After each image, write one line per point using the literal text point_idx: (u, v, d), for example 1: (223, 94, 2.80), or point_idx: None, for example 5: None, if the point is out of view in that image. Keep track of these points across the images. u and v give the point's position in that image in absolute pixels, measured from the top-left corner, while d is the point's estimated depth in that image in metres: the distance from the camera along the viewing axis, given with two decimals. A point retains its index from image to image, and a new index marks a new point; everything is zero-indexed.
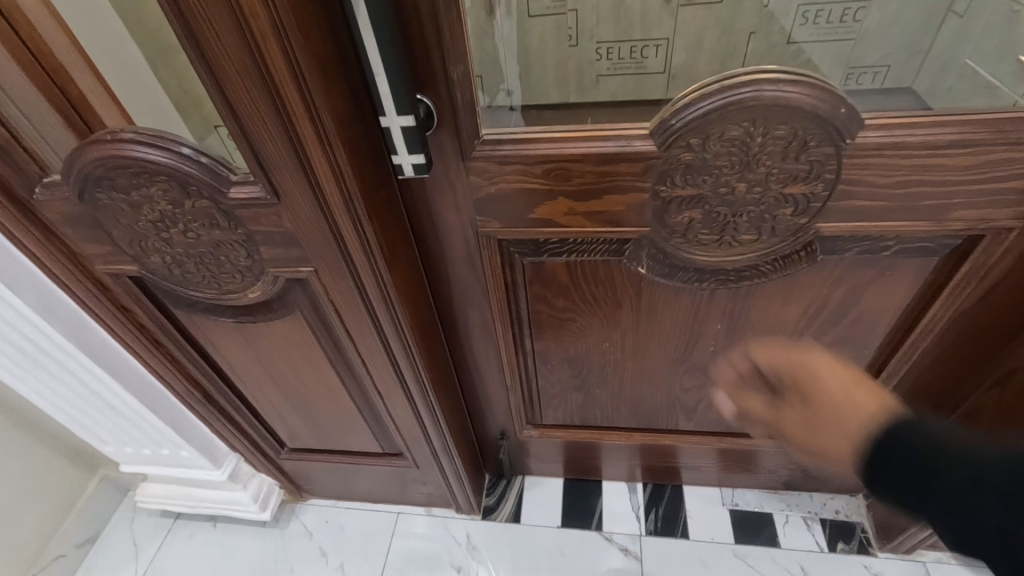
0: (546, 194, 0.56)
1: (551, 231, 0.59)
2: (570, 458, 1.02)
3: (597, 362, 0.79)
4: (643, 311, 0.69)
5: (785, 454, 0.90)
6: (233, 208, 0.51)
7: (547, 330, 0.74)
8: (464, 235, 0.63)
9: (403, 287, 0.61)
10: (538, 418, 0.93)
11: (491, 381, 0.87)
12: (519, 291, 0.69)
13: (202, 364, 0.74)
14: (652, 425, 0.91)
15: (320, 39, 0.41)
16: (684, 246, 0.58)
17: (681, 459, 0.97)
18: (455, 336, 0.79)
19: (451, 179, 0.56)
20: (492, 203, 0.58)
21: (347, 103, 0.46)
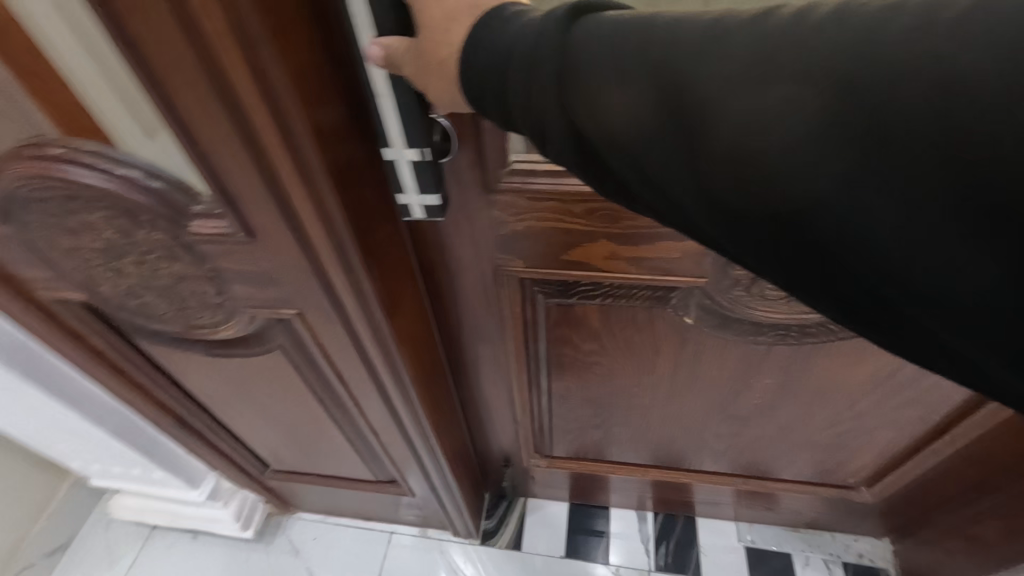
0: (584, 235, 0.47)
1: (586, 275, 0.51)
2: (577, 486, 0.95)
3: (621, 403, 0.72)
4: (682, 359, 0.62)
5: (812, 497, 0.85)
6: (196, 243, 0.41)
7: (569, 370, 0.67)
8: (480, 270, 0.54)
9: (406, 334, 0.51)
10: (547, 449, 0.86)
11: (500, 412, 0.79)
12: (540, 330, 0.60)
13: (173, 391, 0.65)
14: (669, 462, 0.85)
15: (307, 49, 0.30)
16: (747, 301, 0.51)
17: (698, 494, 0.91)
18: (462, 368, 0.70)
19: (470, 212, 0.48)
20: (518, 241, 0.50)
21: (342, 129, 0.35)
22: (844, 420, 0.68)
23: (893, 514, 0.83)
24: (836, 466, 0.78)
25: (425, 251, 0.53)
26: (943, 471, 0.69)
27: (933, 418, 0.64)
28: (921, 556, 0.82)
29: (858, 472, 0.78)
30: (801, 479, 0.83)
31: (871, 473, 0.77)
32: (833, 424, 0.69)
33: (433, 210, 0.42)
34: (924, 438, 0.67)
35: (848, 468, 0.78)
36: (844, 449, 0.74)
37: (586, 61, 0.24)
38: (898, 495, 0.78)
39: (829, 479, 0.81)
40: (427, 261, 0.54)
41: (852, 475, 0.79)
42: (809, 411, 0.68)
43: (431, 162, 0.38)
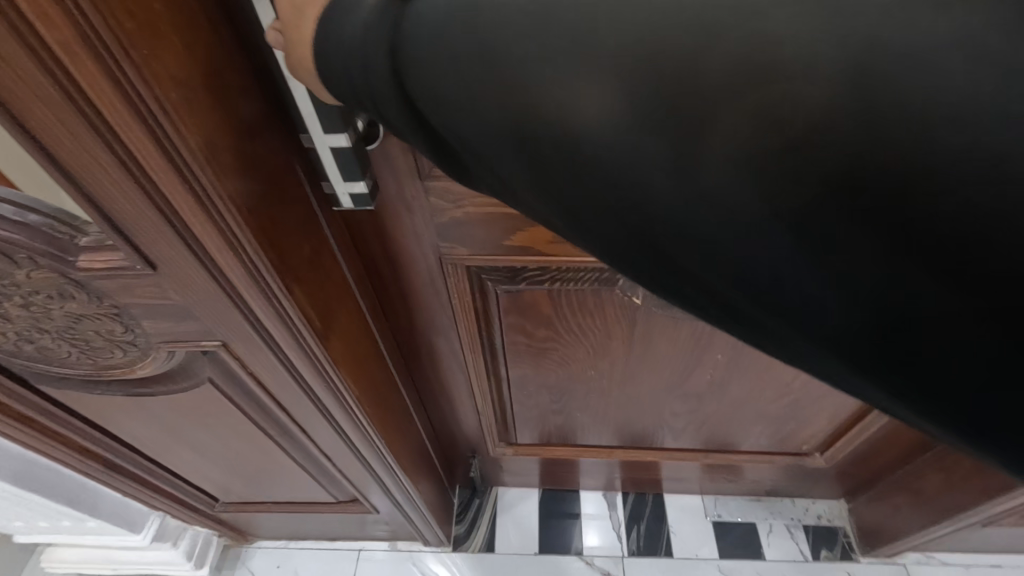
0: (527, 221, 0.45)
1: (533, 260, 0.49)
2: (545, 473, 0.95)
3: (580, 388, 0.72)
4: (636, 340, 0.62)
5: (771, 466, 0.88)
6: (89, 280, 0.36)
7: (526, 359, 0.66)
8: (426, 264, 0.52)
9: (347, 351, 0.48)
10: (513, 437, 0.85)
11: (461, 406, 0.78)
12: (491, 317, 0.59)
13: (96, 435, 0.59)
14: (634, 442, 0.86)
15: (192, 46, 0.26)
16: None
17: (665, 472, 0.93)
18: (418, 360, 0.67)
19: (405, 200, 0.45)
20: (459, 228, 0.47)
21: (246, 133, 0.31)
22: (792, 392, 0.71)
23: (846, 476, 0.87)
24: (791, 433, 0.80)
25: (365, 248, 0.50)
26: (889, 430, 0.72)
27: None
28: (873, 512, 0.86)
29: (811, 439, 0.81)
30: (759, 451, 0.85)
31: (823, 440, 0.81)
32: (785, 397, 0.72)
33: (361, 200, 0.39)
34: (869, 404, 0.70)
35: (801, 436, 0.81)
36: (797, 419, 0.77)
37: (425, 51, 0.21)
38: (850, 456, 0.81)
39: (785, 447, 0.84)
40: (370, 257, 0.51)
41: (806, 443, 0.82)
42: (763, 383, 0.70)
43: (355, 147, 0.35)
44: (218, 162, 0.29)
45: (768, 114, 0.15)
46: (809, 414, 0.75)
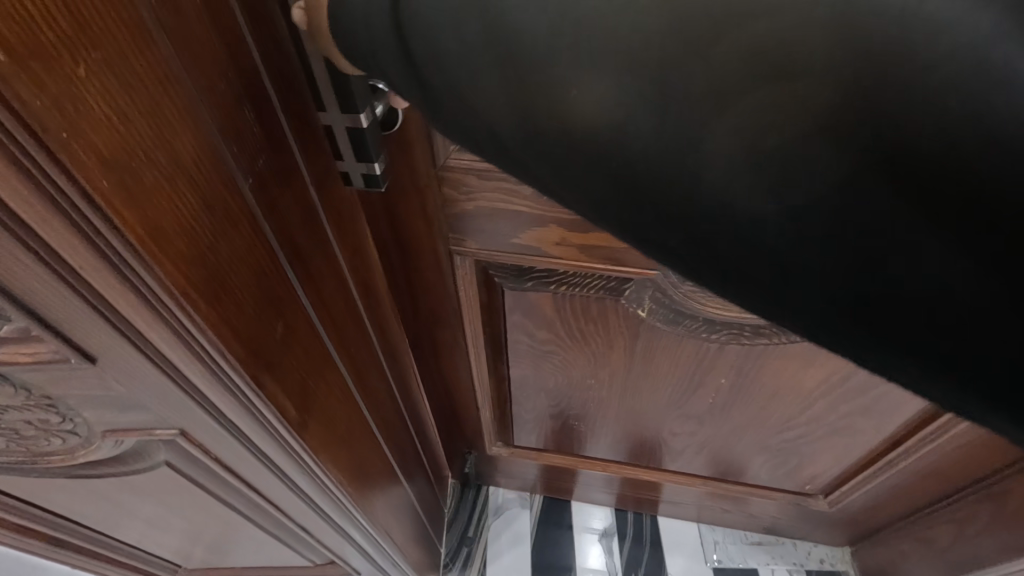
0: (536, 221, 0.53)
1: (541, 259, 0.57)
2: (543, 481, 1.03)
3: (581, 395, 0.79)
4: (637, 354, 0.69)
5: (774, 503, 0.90)
6: (11, 372, 0.30)
7: (526, 360, 0.74)
8: (436, 261, 0.59)
9: (326, 430, 0.42)
10: (511, 438, 0.94)
11: (467, 400, 0.84)
12: (498, 305, 0.66)
13: (32, 512, 0.52)
14: (634, 460, 0.91)
15: (153, 105, 0.22)
16: (699, 296, 0.58)
17: (664, 495, 0.98)
18: (428, 353, 0.74)
19: (419, 185, 0.50)
20: (468, 219, 0.54)
21: (251, 144, 0.29)
22: (797, 427, 0.74)
23: (856, 523, 0.86)
24: (794, 469, 0.82)
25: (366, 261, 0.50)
26: (902, 481, 0.72)
27: (886, 428, 0.68)
28: (882, 558, 0.86)
29: (812, 479, 0.82)
30: (763, 486, 0.88)
31: (827, 482, 0.82)
32: (791, 432, 0.75)
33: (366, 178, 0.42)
34: (882, 450, 0.71)
35: (802, 476, 0.83)
36: (802, 458, 0.79)
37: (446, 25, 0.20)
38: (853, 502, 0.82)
39: (788, 484, 0.85)
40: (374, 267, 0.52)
41: (807, 483, 0.83)
42: (761, 413, 0.74)
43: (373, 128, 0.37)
44: (171, 240, 0.23)
45: (785, 109, 0.16)
46: (812, 451, 0.76)
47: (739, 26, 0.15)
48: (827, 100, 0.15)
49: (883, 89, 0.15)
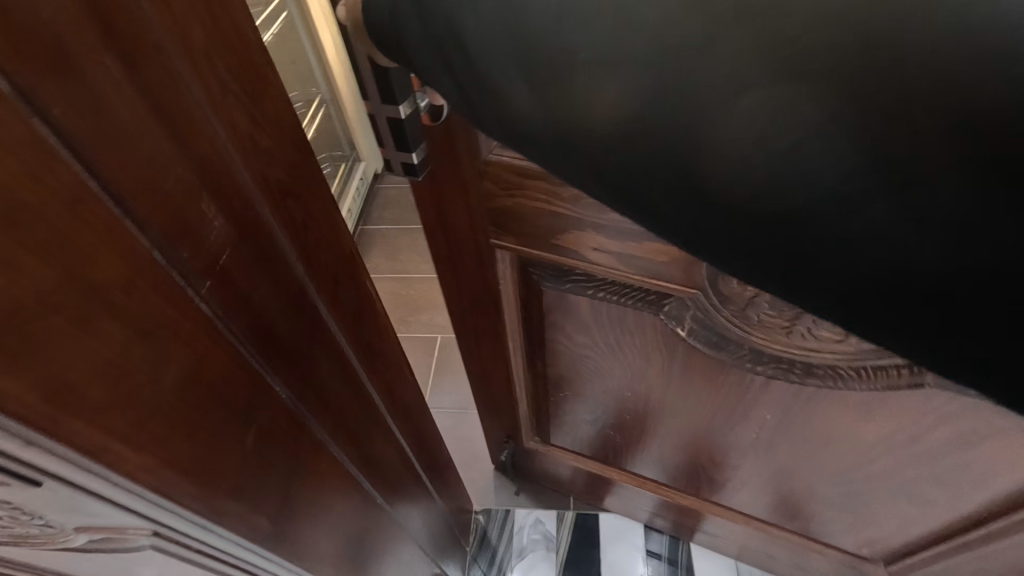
0: (576, 225, 0.59)
1: (579, 262, 0.64)
2: (585, 484, 1.12)
3: (618, 403, 0.86)
4: (674, 373, 0.75)
5: (819, 557, 0.93)
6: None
7: (562, 359, 0.83)
8: (475, 241, 0.68)
9: (309, 524, 0.39)
10: (548, 436, 1.05)
11: (507, 389, 0.94)
12: (538, 299, 0.75)
13: None
14: (674, 482, 0.99)
15: (59, 238, 0.19)
16: (750, 322, 0.61)
17: (704, 524, 1.04)
18: (475, 339, 0.86)
19: (461, 172, 0.60)
20: (510, 214, 0.62)
21: (218, 233, 0.26)
22: (846, 481, 0.75)
23: None
24: (844, 529, 0.83)
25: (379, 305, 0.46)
26: (971, 564, 0.71)
27: (962, 508, 0.66)
28: None
29: (867, 545, 0.83)
30: (807, 535, 0.92)
31: (882, 549, 0.82)
32: (838, 482, 0.76)
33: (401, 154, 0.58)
34: (949, 524, 0.70)
35: (854, 538, 0.84)
36: (858, 521, 0.80)
37: (472, 22, 0.26)
38: (907, 574, 0.82)
39: (839, 544, 0.87)
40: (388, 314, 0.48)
41: (861, 546, 0.84)
42: (811, 447, 0.74)
43: (409, 117, 0.51)
44: (77, 390, 0.21)
45: (781, 103, 0.20)
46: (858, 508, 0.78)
47: (742, 24, 0.19)
48: (831, 94, 0.19)
49: (871, 76, 0.18)
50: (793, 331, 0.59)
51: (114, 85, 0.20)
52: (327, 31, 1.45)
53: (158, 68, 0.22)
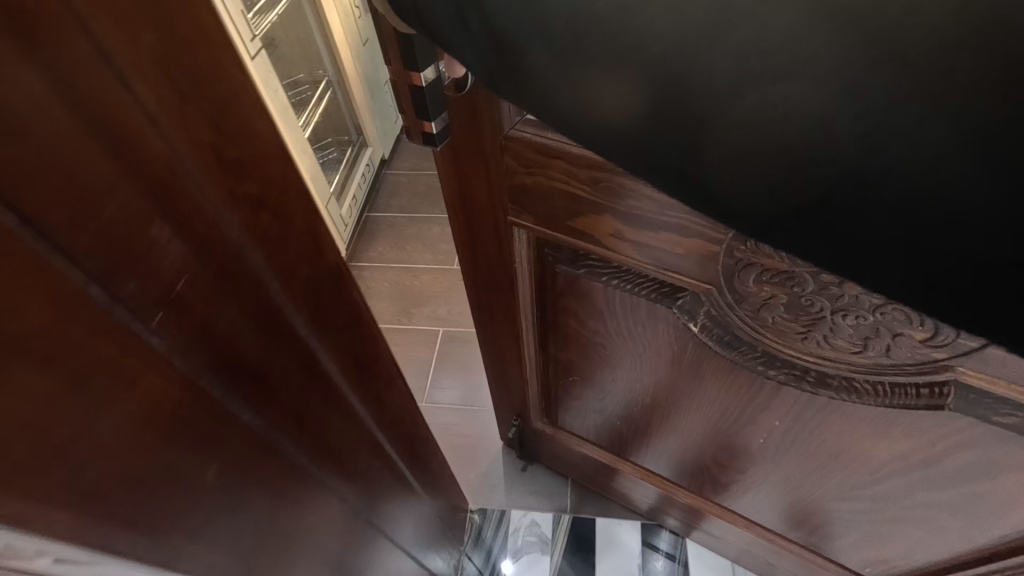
0: (578, 199, 0.84)
1: (589, 243, 0.90)
2: (599, 433, 1.40)
3: (613, 356, 1.12)
4: (653, 333, 1.00)
5: (784, 497, 1.16)
6: None
7: (568, 315, 1.11)
8: (502, 207, 0.94)
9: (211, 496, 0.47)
10: (558, 383, 1.32)
11: (528, 340, 1.21)
12: (540, 255, 1.01)
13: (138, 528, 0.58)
14: (664, 434, 1.24)
15: None
16: (743, 323, 0.85)
17: (691, 471, 1.29)
18: (504, 300, 1.14)
19: (492, 153, 0.86)
20: (530, 191, 0.88)
21: (162, 238, 0.39)
22: (788, 427, 0.98)
23: (857, 525, 1.07)
24: (809, 477, 1.05)
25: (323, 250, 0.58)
26: (880, 486, 0.96)
27: (880, 450, 0.89)
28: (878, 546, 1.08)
29: (830, 490, 1.04)
30: (770, 484, 1.16)
31: (837, 491, 1.03)
32: (781, 428, 1.00)
33: (443, 124, 0.84)
34: (871, 459, 0.92)
35: (820, 486, 1.05)
36: (818, 469, 1.02)
37: (534, 20, 0.42)
38: (852, 507, 1.04)
39: (815, 496, 1.08)
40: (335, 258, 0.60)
41: (825, 493, 1.06)
42: (786, 402, 0.94)
43: (436, 86, 0.77)
44: (65, 373, 0.33)
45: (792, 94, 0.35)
46: (800, 457, 1.02)
47: (727, 30, 0.35)
48: (846, 69, 0.33)
49: (892, 46, 0.31)
50: (806, 336, 0.81)
51: (52, 100, 0.31)
52: (335, 10, 1.86)
53: (96, 78, 0.33)
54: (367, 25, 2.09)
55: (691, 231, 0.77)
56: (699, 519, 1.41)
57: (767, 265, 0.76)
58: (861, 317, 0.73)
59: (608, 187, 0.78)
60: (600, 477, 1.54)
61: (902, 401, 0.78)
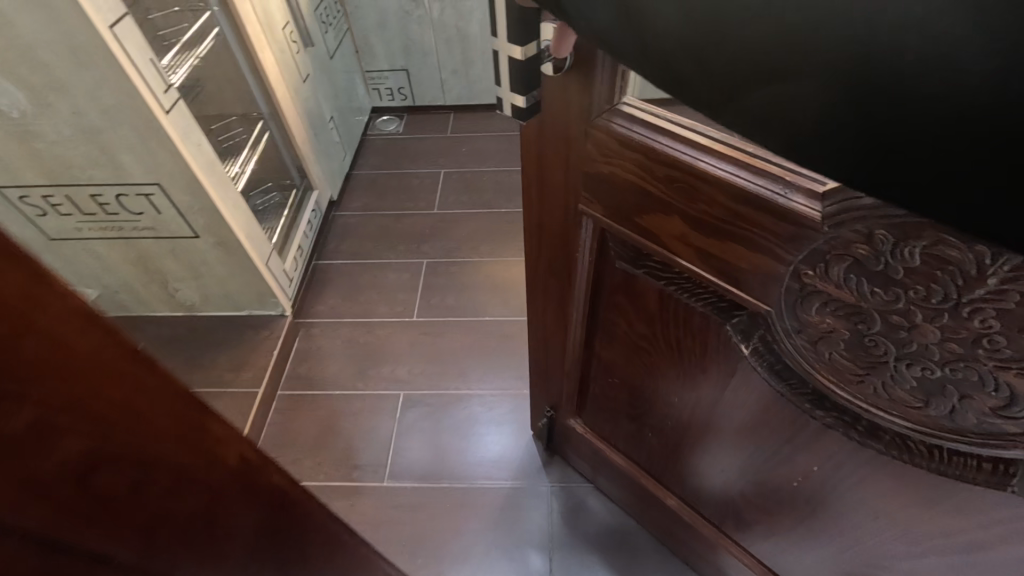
0: (650, 197, 0.79)
1: (648, 244, 0.85)
2: (627, 439, 1.35)
3: (657, 364, 1.06)
4: (705, 350, 0.93)
5: (807, 551, 1.06)
6: None
7: (618, 313, 1.06)
8: (574, 192, 0.91)
9: None
10: (596, 380, 1.28)
11: (574, 329, 1.17)
12: (603, 249, 0.97)
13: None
14: (694, 456, 1.17)
15: None
16: (793, 354, 0.76)
17: (716, 501, 1.21)
18: (559, 283, 1.11)
19: (572, 134, 0.82)
20: (603, 180, 0.84)
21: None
22: (823, 476, 0.89)
23: None
24: (839, 535, 0.95)
25: (179, 417, 0.47)
26: (919, 559, 0.86)
27: (927, 522, 0.79)
28: None
29: (859, 552, 0.94)
30: (796, 536, 1.06)
31: (869, 556, 0.93)
32: (817, 475, 0.90)
33: (533, 100, 0.79)
34: (915, 529, 0.82)
35: (848, 545, 0.95)
36: (853, 528, 0.92)
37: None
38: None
39: (843, 556, 0.98)
40: (196, 410, 0.50)
41: (853, 553, 0.96)
42: (830, 449, 0.85)
43: (527, 63, 0.72)
44: None
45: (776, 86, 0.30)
46: (836, 514, 0.92)
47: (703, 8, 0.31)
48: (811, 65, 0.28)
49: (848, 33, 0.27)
50: (863, 382, 0.72)
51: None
52: (268, 50, 1.72)
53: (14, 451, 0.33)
54: (308, 61, 1.98)
55: (758, 246, 0.70)
56: (716, 555, 1.32)
57: (834, 296, 0.67)
58: (928, 370, 0.65)
59: (684, 190, 0.73)
60: (615, 483, 1.49)
61: (957, 473, 0.68)
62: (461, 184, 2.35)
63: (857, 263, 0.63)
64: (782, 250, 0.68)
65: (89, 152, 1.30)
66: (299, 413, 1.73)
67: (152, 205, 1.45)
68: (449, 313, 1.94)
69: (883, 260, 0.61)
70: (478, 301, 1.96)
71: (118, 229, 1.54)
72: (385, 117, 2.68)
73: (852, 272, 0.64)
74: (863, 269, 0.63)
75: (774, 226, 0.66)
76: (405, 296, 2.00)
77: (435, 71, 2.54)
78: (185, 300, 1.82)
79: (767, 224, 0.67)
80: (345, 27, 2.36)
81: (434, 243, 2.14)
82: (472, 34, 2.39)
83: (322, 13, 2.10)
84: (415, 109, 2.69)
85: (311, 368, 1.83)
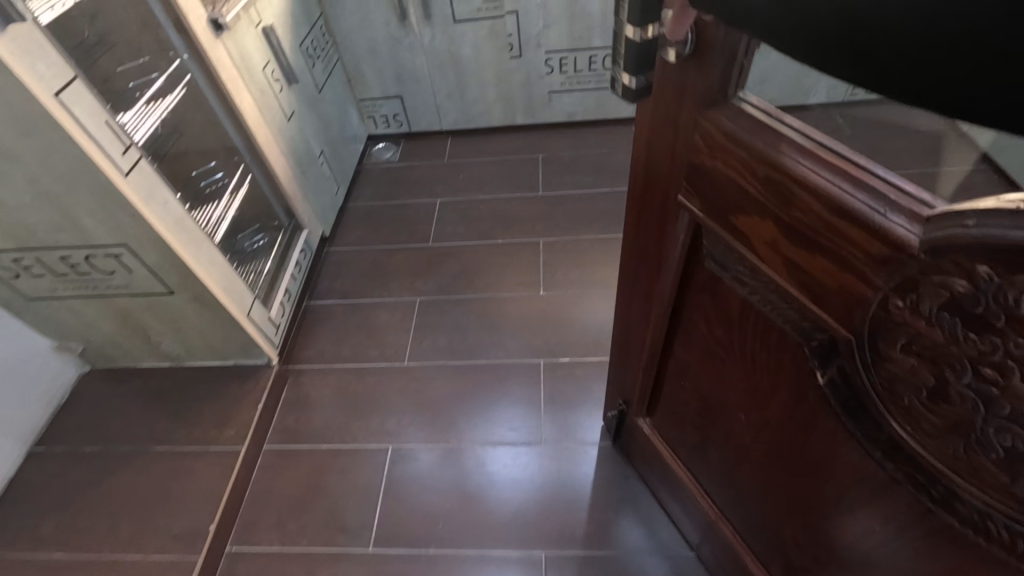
0: (749, 198, 0.70)
1: (738, 247, 0.76)
2: (688, 454, 1.28)
3: (730, 377, 0.98)
4: (783, 372, 0.83)
5: None
6: None
7: (698, 315, 0.99)
8: (676, 180, 0.83)
9: None
10: (668, 380, 1.21)
11: (656, 325, 1.10)
12: (697, 245, 0.89)
13: None
14: (749, 482, 1.08)
15: None
16: (868, 392, 0.66)
17: (764, 536, 1.12)
18: (650, 271, 1.04)
19: (680, 117, 0.75)
20: (702, 174, 0.76)
21: None
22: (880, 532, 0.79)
23: None
24: None
25: None
26: None
27: None
28: None
29: None
30: None
31: None
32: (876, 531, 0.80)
33: (644, 82, 0.77)
34: None
35: None
36: None
37: None
38: None
39: None
40: None
41: None
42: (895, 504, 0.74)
43: (642, 44, 0.70)
44: None
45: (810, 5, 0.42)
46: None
47: None
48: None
49: None
50: (944, 439, 0.61)
51: None
52: (247, 92, 1.72)
53: None
54: (292, 98, 1.99)
55: (847, 265, 0.60)
56: None
57: (921, 334, 0.57)
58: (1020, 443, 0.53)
59: (782, 195, 0.64)
60: (672, 493, 1.43)
61: None
62: (458, 215, 2.34)
63: (954, 301, 0.53)
64: (871, 272, 0.58)
65: (51, 218, 1.33)
66: (286, 466, 1.71)
67: (123, 265, 1.47)
68: (443, 355, 1.91)
69: (986, 301, 0.50)
70: (476, 341, 1.93)
71: (91, 287, 1.56)
72: (382, 144, 2.71)
73: (947, 309, 0.54)
74: (960, 308, 0.53)
75: (865, 244, 0.57)
76: (394, 337, 1.98)
77: (430, 96, 2.54)
78: (170, 351, 1.83)
79: (861, 244, 0.57)
80: (335, 57, 2.38)
81: (430, 279, 2.13)
82: (465, 57, 2.38)
83: (308, 47, 2.12)
84: (410, 136, 2.73)
85: (299, 419, 1.82)
